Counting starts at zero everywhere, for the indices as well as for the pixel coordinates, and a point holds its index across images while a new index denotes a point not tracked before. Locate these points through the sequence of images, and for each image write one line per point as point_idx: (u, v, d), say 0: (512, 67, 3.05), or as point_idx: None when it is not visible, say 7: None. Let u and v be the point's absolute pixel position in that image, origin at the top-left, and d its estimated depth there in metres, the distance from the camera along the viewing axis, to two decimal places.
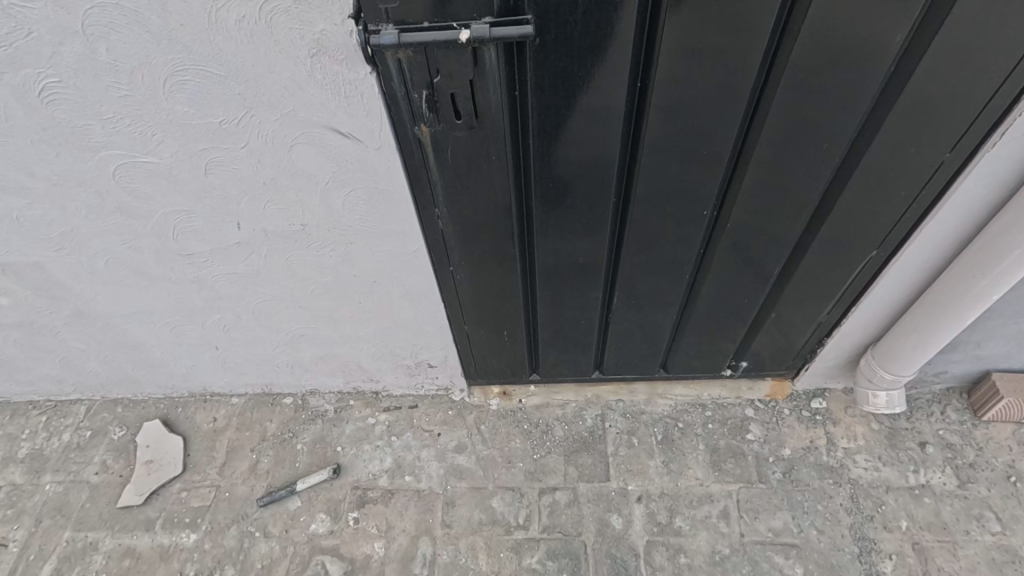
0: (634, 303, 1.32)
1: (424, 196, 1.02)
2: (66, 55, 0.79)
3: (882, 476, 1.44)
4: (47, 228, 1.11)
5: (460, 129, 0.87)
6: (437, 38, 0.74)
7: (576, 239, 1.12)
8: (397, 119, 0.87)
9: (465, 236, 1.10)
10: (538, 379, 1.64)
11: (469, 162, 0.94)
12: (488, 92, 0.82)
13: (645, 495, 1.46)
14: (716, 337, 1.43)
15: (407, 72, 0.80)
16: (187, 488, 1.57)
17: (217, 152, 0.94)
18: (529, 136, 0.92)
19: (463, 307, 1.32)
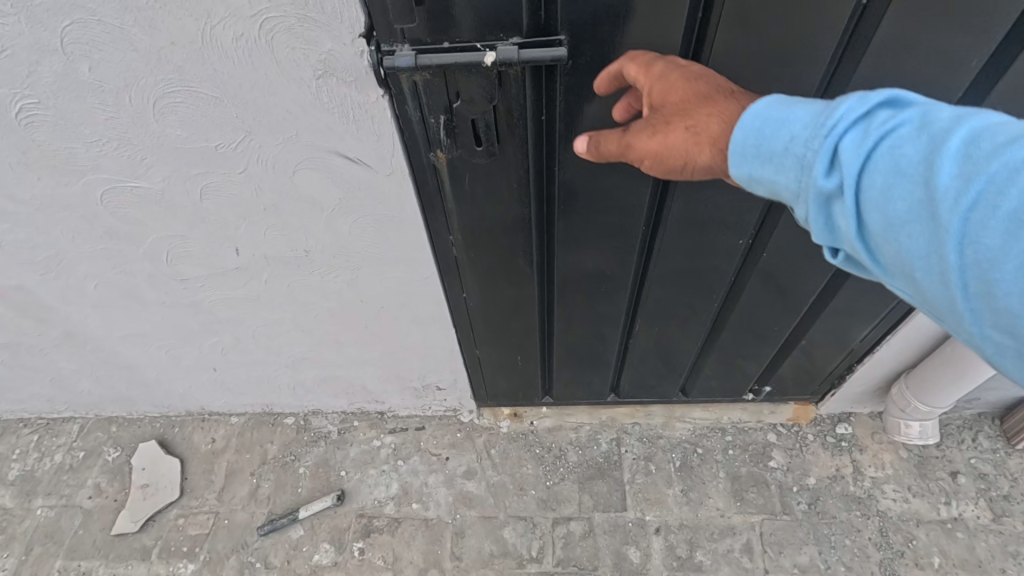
0: (658, 326, 1.25)
1: (439, 220, 0.94)
2: (44, 74, 0.71)
3: (912, 508, 1.38)
4: (31, 252, 1.03)
5: (480, 157, 0.79)
6: (458, 60, 0.66)
7: (601, 261, 1.05)
8: (410, 144, 0.79)
9: (481, 261, 1.02)
10: (551, 402, 1.58)
11: (488, 188, 0.86)
12: (512, 117, 0.74)
13: (663, 526, 1.40)
14: (741, 360, 1.36)
15: (423, 96, 0.71)
16: (184, 515, 1.51)
17: (213, 177, 0.86)
18: (556, 160, 0.84)
19: (475, 333, 1.25)
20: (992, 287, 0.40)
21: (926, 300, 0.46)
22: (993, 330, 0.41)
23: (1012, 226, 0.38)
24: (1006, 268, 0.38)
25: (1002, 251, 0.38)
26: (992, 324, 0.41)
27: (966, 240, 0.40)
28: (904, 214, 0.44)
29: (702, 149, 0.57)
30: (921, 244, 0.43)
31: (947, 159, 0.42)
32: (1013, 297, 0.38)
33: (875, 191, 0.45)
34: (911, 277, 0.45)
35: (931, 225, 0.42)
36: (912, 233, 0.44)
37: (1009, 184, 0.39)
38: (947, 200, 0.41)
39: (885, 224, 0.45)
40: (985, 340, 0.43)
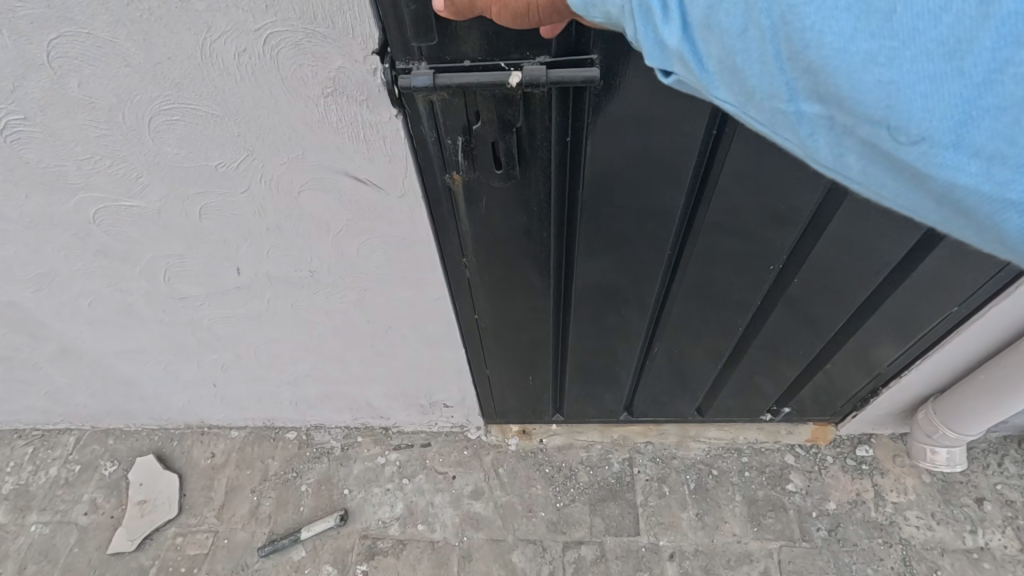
0: (677, 349, 1.19)
1: (453, 242, 0.88)
2: (30, 90, 0.66)
3: (936, 537, 1.33)
4: (22, 269, 0.98)
5: (499, 179, 0.74)
6: (479, 79, 0.60)
7: (621, 285, 0.99)
8: (425, 165, 0.74)
9: (496, 282, 0.97)
10: (561, 419, 1.53)
11: (507, 210, 0.81)
12: (535, 137, 0.69)
13: (678, 552, 1.35)
14: (762, 383, 1.31)
15: (440, 116, 0.66)
16: (183, 533, 1.46)
17: (213, 197, 0.81)
18: (580, 183, 0.79)
19: (486, 353, 1.20)
20: (804, 48, 0.34)
21: (755, 106, 0.40)
22: (810, 106, 0.37)
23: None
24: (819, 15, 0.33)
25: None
26: (809, 97, 0.36)
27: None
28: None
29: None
30: (735, 22, 0.36)
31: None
32: (824, 51, 0.33)
33: None
34: (726, 69, 0.39)
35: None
36: (725, 8, 0.36)
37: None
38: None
39: (699, 11, 0.37)
40: (802, 122, 0.38)
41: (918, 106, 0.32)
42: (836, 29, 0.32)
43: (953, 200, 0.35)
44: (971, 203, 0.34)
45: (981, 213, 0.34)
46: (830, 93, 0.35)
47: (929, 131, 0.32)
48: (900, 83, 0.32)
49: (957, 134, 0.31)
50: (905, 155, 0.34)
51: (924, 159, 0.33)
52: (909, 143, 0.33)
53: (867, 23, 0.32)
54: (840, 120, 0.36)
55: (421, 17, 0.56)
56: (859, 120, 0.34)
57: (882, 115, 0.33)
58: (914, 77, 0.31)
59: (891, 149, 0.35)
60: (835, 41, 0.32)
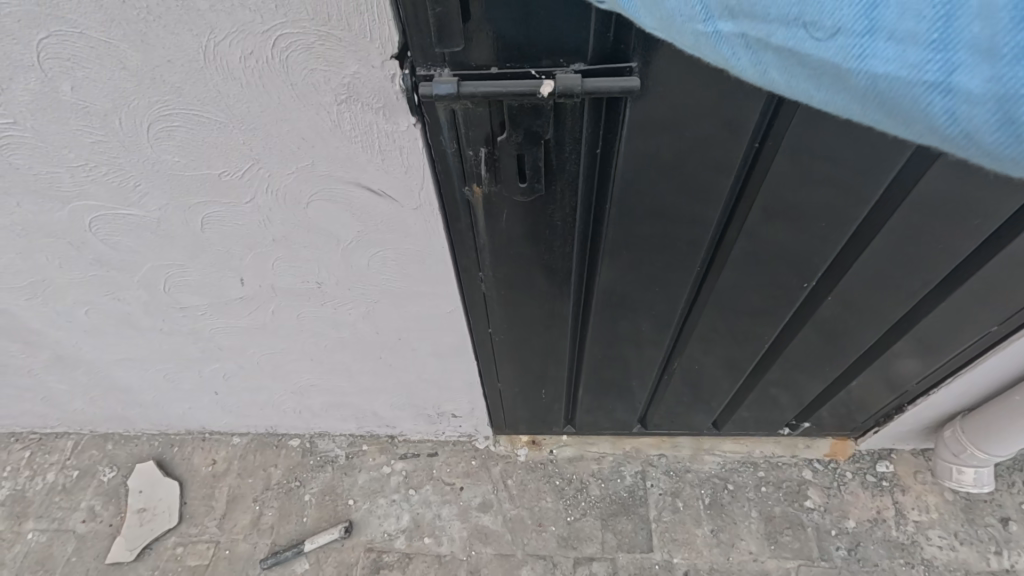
0: (698, 365, 1.14)
1: (469, 255, 0.83)
2: (19, 93, 0.61)
3: (960, 558, 1.29)
4: (15, 276, 0.93)
5: (522, 193, 0.69)
6: (508, 87, 0.55)
7: (643, 301, 0.95)
8: (443, 177, 0.69)
9: (512, 296, 0.92)
10: (572, 430, 1.49)
11: (529, 224, 0.76)
12: (563, 149, 0.65)
13: (692, 570, 1.31)
14: (783, 400, 1.26)
15: (461, 126, 0.61)
16: (183, 544, 1.42)
17: (216, 207, 0.76)
18: (608, 197, 0.74)
19: (498, 366, 1.15)
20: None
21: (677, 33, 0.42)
22: (724, 24, 0.38)
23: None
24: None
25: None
26: (724, 17, 0.37)
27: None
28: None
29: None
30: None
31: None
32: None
33: None
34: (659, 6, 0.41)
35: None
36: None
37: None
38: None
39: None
40: (723, 43, 0.39)
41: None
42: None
43: (880, 99, 0.33)
44: (897, 96, 0.32)
45: (900, 103, 0.32)
46: (744, 11, 0.36)
47: (843, 23, 0.32)
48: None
49: (871, 20, 0.31)
50: (823, 54, 0.34)
51: (844, 53, 0.33)
52: (827, 39, 0.33)
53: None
54: (755, 35, 0.37)
55: (445, 22, 0.52)
56: (771, 27, 0.35)
57: (800, 14, 0.34)
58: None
59: (812, 51, 0.34)
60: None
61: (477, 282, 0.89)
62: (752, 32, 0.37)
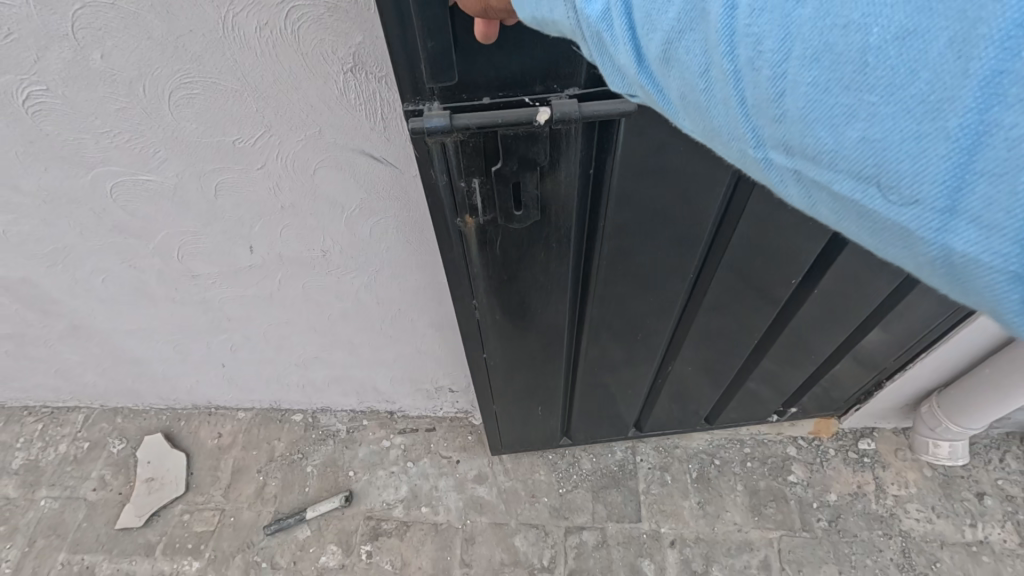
0: (688, 370, 1.18)
1: (464, 283, 0.87)
2: (53, 60, 0.66)
3: (937, 530, 1.34)
4: (38, 243, 0.99)
5: (518, 221, 0.74)
6: (506, 118, 0.59)
7: (635, 320, 1.00)
8: (436, 211, 0.73)
9: (506, 322, 0.97)
10: (569, 443, 1.46)
11: (523, 250, 0.81)
12: (559, 174, 0.69)
13: (679, 539, 1.36)
14: (770, 391, 1.30)
15: (454, 160, 0.66)
16: (190, 511, 1.48)
17: (229, 175, 0.82)
18: (601, 217, 0.78)
19: (494, 391, 1.18)
20: (768, 96, 0.26)
21: (712, 137, 0.33)
22: (776, 155, 0.28)
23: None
24: (780, 59, 0.25)
25: (776, 37, 0.25)
26: (776, 149, 0.28)
27: (735, 38, 0.26)
28: (669, 27, 0.29)
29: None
30: (696, 62, 0.29)
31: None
32: (792, 101, 0.25)
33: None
34: (692, 111, 0.33)
35: (698, 27, 0.28)
36: (685, 49, 0.29)
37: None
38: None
39: (658, 46, 0.31)
40: (771, 169, 0.30)
41: (909, 166, 0.22)
42: (809, 78, 0.24)
43: (958, 279, 0.24)
44: (979, 285, 0.23)
45: (991, 300, 0.23)
46: (798, 148, 0.27)
47: (921, 195, 0.22)
48: (883, 144, 0.23)
49: (955, 199, 0.21)
50: (899, 222, 0.24)
51: (920, 227, 0.23)
52: (904, 208, 0.24)
53: (843, 71, 0.23)
54: (809, 175, 0.27)
55: (439, 54, 0.56)
56: (830, 176, 0.26)
57: (870, 170, 0.24)
58: (897, 134, 0.22)
59: (886, 213, 0.25)
60: (807, 88, 0.24)
61: (471, 312, 0.93)
62: (810, 172, 0.27)
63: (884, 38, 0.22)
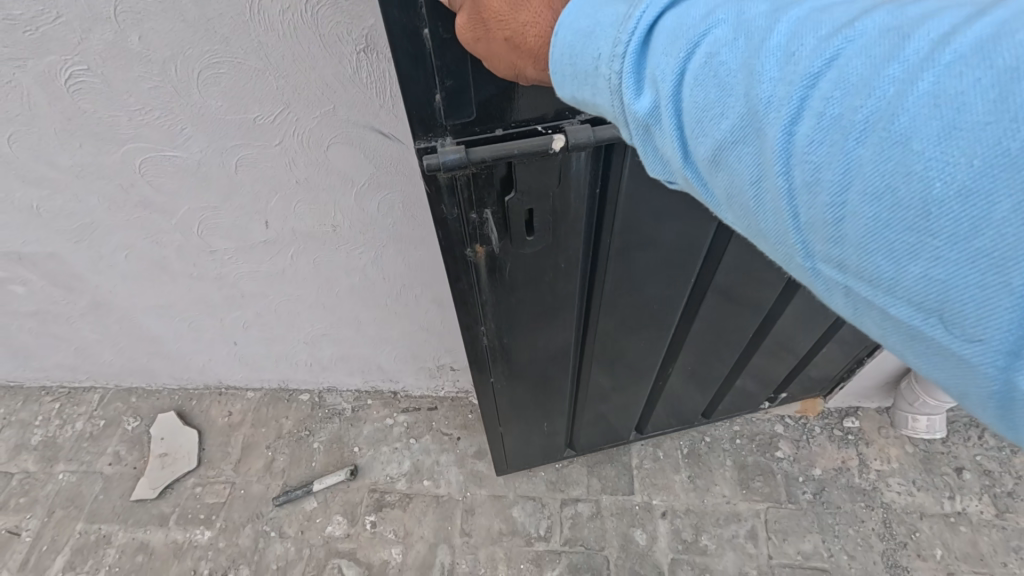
0: (688, 370, 1.23)
1: (473, 311, 0.90)
2: (95, 42, 0.74)
3: (917, 502, 1.40)
4: (67, 219, 1.06)
5: (529, 245, 0.79)
6: (525, 147, 0.62)
7: (639, 332, 1.05)
8: (448, 244, 0.76)
9: (513, 345, 1.00)
10: (574, 455, 1.47)
11: (530, 273, 0.85)
12: (569, 196, 0.73)
13: (670, 510, 1.42)
14: (762, 380, 1.35)
15: (466, 192, 0.69)
16: (202, 484, 1.55)
17: (250, 150, 0.89)
18: (606, 234, 0.82)
19: (500, 413, 1.19)
20: (826, 217, 0.29)
21: (756, 236, 0.36)
22: (826, 267, 0.31)
23: (842, 138, 0.27)
24: (840, 188, 0.28)
25: (837, 169, 0.27)
26: (827, 262, 0.30)
27: (792, 161, 0.29)
28: (724, 136, 0.32)
29: (535, 23, 0.46)
30: (749, 171, 0.32)
31: (788, 28, 0.31)
32: (851, 226, 0.28)
33: (690, 107, 0.34)
34: (735, 210, 0.35)
35: (757, 142, 0.31)
36: (738, 156, 0.32)
37: (853, 65, 0.27)
38: (773, 110, 0.30)
39: (708, 150, 0.34)
40: (818, 278, 0.32)
41: (971, 304, 0.24)
42: (869, 212, 0.27)
43: (1007, 413, 0.26)
44: None
45: None
46: (851, 268, 0.29)
47: (982, 334, 0.24)
48: (943, 280, 0.25)
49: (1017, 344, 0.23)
50: (953, 353, 0.26)
51: (978, 361, 0.25)
52: (961, 341, 0.25)
53: (902, 211, 0.26)
54: (860, 293, 0.29)
55: (456, 90, 0.58)
56: (886, 298, 0.28)
57: (931, 303, 0.26)
58: (959, 277, 0.24)
59: (943, 343, 0.27)
60: (866, 220, 0.27)
61: (479, 338, 0.95)
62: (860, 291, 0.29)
63: (947, 193, 0.24)
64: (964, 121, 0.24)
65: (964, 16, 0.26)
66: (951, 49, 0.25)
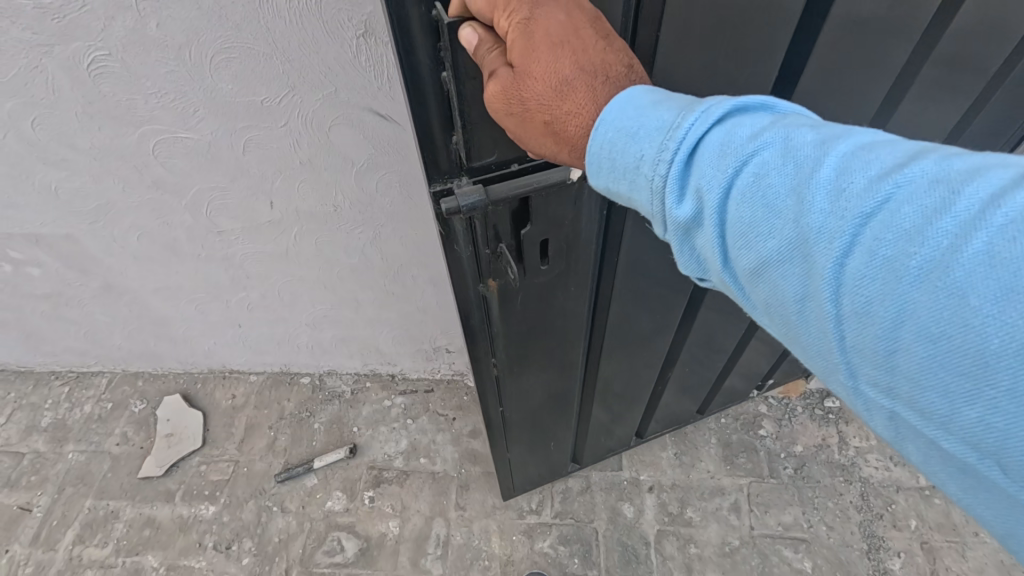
0: (686, 372, 1.26)
1: (483, 344, 0.89)
2: (117, 29, 0.80)
3: (893, 476, 1.46)
4: (84, 201, 1.13)
5: (542, 273, 0.79)
6: (544, 181, 0.64)
7: (642, 343, 1.08)
8: (460, 280, 0.75)
9: (523, 373, 1.00)
10: (576, 467, 1.47)
11: (541, 301, 0.85)
12: (581, 223, 0.75)
13: (657, 485, 1.48)
14: (747, 374, 1.41)
15: (479, 230, 0.68)
16: (206, 462, 1.60)
17: (257, 131, 0.95)
18: (613, 253, 0.85)
19: (509, 437, 1.18)
20: (878, 348, 0.33)
21: (794, 344, 0.40)
22: (869, 388, 0.35)
23: (896, 280, 0.31)
24: (893, 325, 0.31)
25: (890, 308, 0.31)
26: (872, 384, 0.34)
27: (842, 291, 0.33)
28: (773, 255, 0.36)
29: (578, 114, 0.47)
30: (795, 289, 0.36)
31: (835, 164, 0.34)
32: (902, 359, 0.32)
33: (740, 225, 0.37)
34: (773, 318, 0.39)
35: (806, 268, 0.35)
36: (785, 276, 0.36)
37: (904, 210, 0.31)
38: (823, 242, 0.33)
39: (755, 264, 0.38)
40: (861, 395, 0.36)
41: None
42: (923, 352, 0.31)
43: None
44: None
45: None
46: (900, 395, 0.33)
47: None
48: (1001, 427, 0.29)
49: None
50: (1008, 486, 0.31)
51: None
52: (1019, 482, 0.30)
53: (958, 358, 0.29)
54: (907, 416, 0.34)
55: (475, 136, 0.58)
56: (938, 428, 0.32)
57: (988, 442, 0.30)
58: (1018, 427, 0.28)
59: (996, 478, 0.31)
60: (921, 358, 0.31)
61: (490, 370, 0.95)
62: (906, 415, 0.34)
63: (1004, 351, 0.28)
64: (1021, 284, 0.27)
65: (1008, 177, 0.29)
66: (1002, 209, 0.28)
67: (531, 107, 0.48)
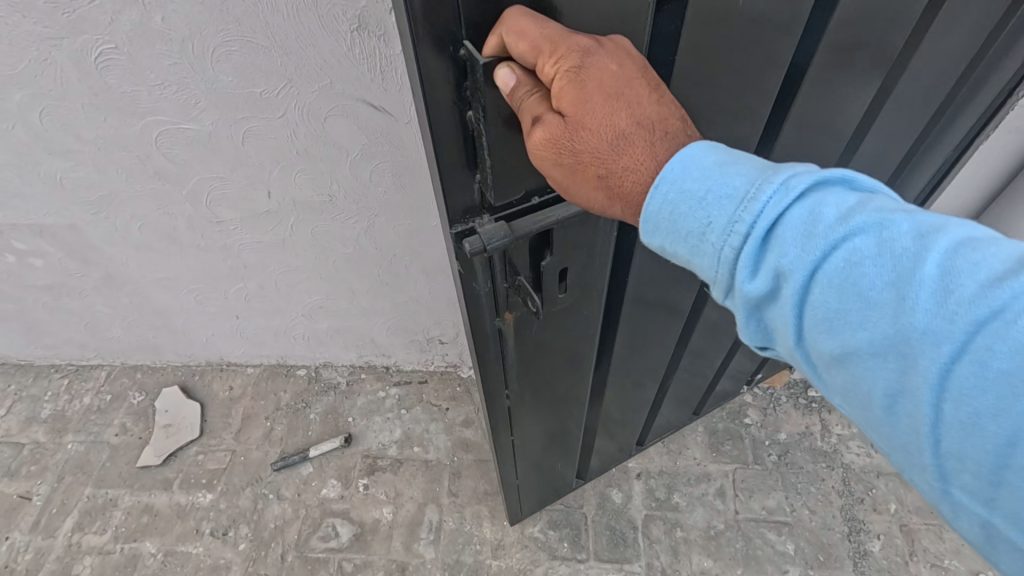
0: (684, 378, 1.28)
1: (497, 374, 0.89)
2: (123, 23, 0.85)
3: (874, 462, 1.50)
4: (88, 191, 1.17)
5: (558, 301, 0.80)
6: (567, 214, 0.64)
7: (647, 353, 1.09)
8: (478, 316, 0.76)
9: (534, 398, 1.01)
10: (578, 482, 1.44)
11: (556, 328, 0.86)
12: (596, 251, 0.76)
13: (645, 472, 1.51)
14: (735, 375, 1.45)
15: (500, 266, 0.69)
16: (203, 451, 1.64)
17: (256, 122, 1.00)
18: (624, 274, 0.87)
19: (518, 463, 1.18)
20: (984, 459, 0.36)
21: (871, 426, 0.43)
22: (959, 490, 0.38)
23: (1013, 398, 0.33)
24: (1006, 443, 0.34)
25: (1002, 426, 0.34)
26: (960, 484, 0.38)
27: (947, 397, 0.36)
28: (869, 350, 0.39)
29: (635, 168, 0.49)
30: (888, 383, 0.39)
31: (938, 267, 0.37)
32: (1011, 477, 0.35)
33: (834, 315, 0.40)
34: (853, 401, 0.43)
35: (902, 365, 0.38)
36: (879, 370, 0.39)
37: (1019, 324, 0.33)
38: (927, 346, 0.36)
39: (844, 352, 0.41)
40: (945, 492, 0.40)
41: None
42: None
43: None
44: None
45: None
46: (999, 505, 0.36)
47: None
48: None
49: None
50: None
51: None
52: None
53: None
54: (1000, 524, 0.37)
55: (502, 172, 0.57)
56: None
57: None
58: None
59: None
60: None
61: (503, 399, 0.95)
62: (1006, 525, 0.37)
63: None
64: None
65: None
66: None
67: (582, 155, 0.49)
